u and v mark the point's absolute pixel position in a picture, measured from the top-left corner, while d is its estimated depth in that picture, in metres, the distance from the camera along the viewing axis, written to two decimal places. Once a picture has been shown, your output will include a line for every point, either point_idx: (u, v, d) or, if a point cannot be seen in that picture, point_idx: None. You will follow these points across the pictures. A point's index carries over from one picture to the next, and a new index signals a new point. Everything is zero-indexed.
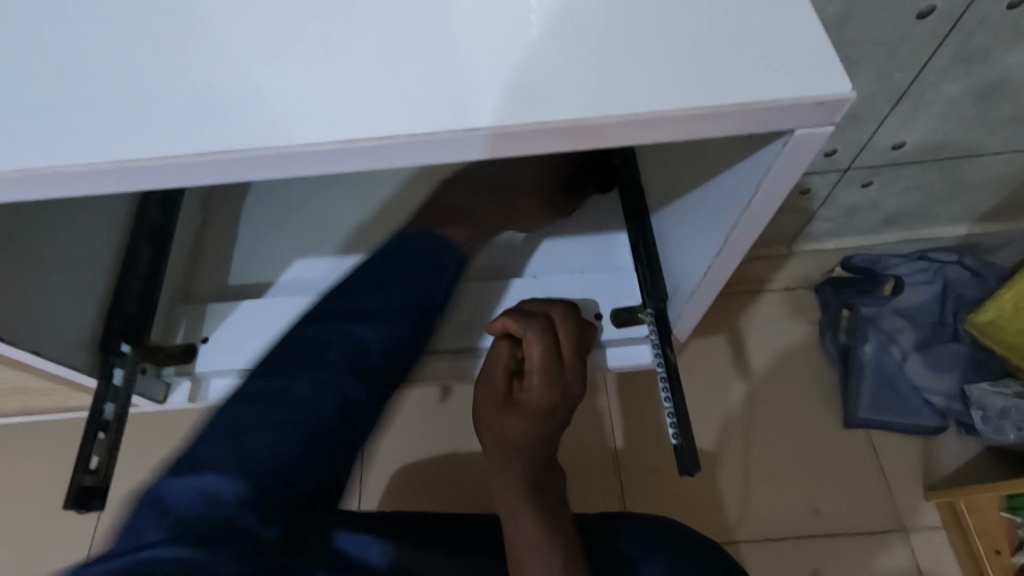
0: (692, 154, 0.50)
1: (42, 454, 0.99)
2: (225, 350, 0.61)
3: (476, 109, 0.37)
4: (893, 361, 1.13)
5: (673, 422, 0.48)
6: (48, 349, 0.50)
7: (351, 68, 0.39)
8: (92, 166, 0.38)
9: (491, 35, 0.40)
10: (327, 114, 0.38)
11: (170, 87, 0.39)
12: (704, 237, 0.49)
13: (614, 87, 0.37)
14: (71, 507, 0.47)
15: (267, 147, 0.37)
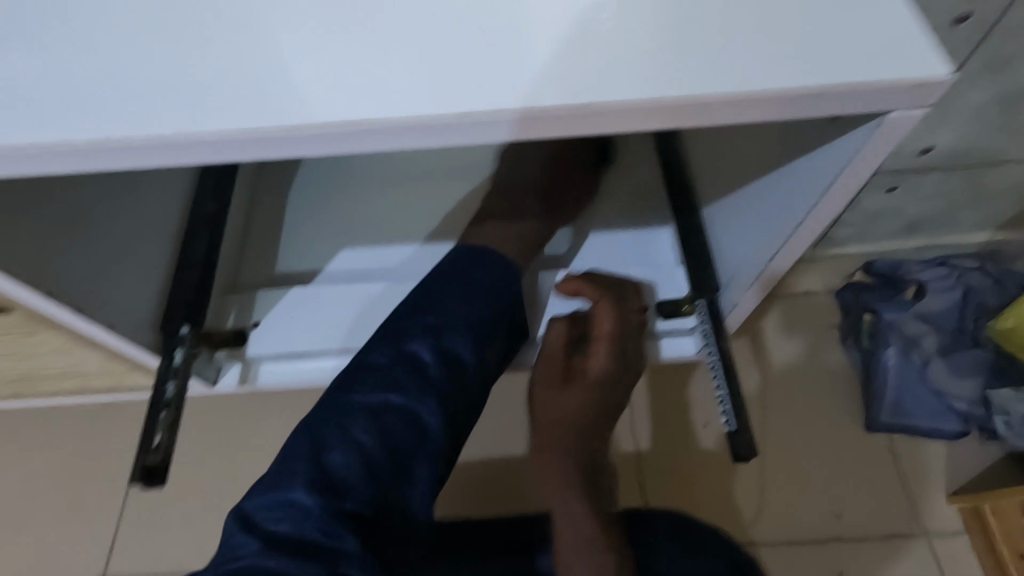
0: (752, 145, 0.51)
1: (72, 439, 1.01)
2: (276, 336, 0.63)
3: (553, 92, 0.38)
4: (914, 368, 1.12)
5: (728, 409, 0.49)
6: (118, 325, 0.51)
7: (429, 48, 0.40)
8: (180, 137, 0.39)
9: (568, 17, 0.40)
10: (409, 92, 0.39)
11: (253, 64, 0.40)
12: (773, 223, 0.50)
13: (689, 72, 0.38)
14: (139, 483, 0.47)
15: (350, 122, 0.38)
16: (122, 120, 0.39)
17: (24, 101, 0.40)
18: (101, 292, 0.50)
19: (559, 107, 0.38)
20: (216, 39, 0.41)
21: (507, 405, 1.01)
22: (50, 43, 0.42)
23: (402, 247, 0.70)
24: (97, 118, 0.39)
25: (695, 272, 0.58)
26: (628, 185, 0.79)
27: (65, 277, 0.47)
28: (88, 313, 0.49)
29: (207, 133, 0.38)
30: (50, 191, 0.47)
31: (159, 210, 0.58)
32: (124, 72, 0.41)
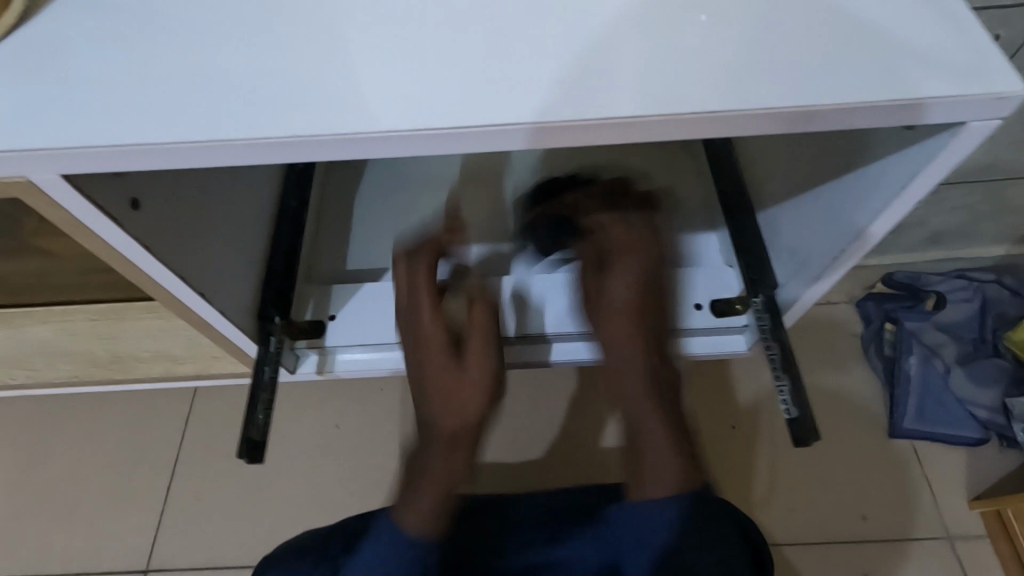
0: (819, 148, 0.55)
1: (122, 431, 1.06)
2: (350, 327, 0.67)
3: (652, 100, 0.41)
4: (937, 374, 1.16)
5: (788, 395, 0.52)
6: (232, 313, 0.54)
7: (501, 60, 0.42)
8: (281, 137, 0.39)
9: (661, 32, 0.44)
10: (514, 96, 0.41)
11: (358, 69, 0.41)
12: (846, 221, 0.54)
13: (777, 83, 0.41)
14: (244, 457, 0.51)
15: (462, 125, 0.40)
16: (230, 115, 0.39)
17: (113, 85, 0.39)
18: (223, 280, 0.53)
19: (613, 117, 0.40)
20: (312, 40, 0.42)
21: (543, 408, 1.01)
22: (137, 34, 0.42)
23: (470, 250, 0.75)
24: (202, 113, 0.39)
25: (752, 269, 0.61)
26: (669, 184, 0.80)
27: (195, 258, 0.49)
28: (213, 299, 0.51)
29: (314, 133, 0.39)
30: (183, 180, 0.49)
31: (253, 199, 0.61)
32: (199, 61, 0.41)
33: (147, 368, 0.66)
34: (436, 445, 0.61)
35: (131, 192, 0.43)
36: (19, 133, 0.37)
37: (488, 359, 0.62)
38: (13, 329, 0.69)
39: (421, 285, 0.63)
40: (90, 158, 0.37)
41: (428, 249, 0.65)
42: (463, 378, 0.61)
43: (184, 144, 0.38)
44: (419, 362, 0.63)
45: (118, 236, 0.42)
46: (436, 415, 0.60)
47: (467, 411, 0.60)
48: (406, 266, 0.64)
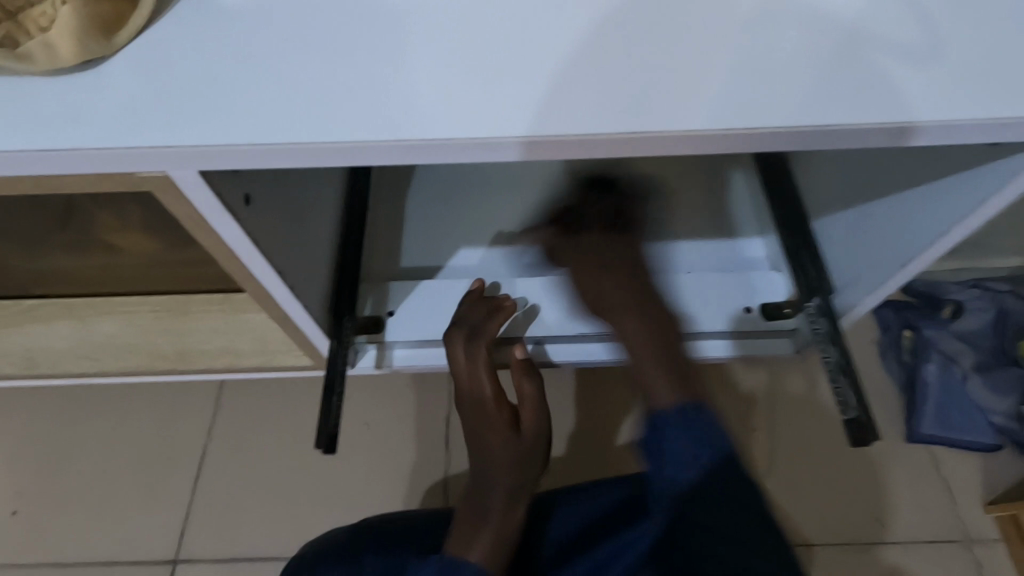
0: (880, 165, 0.57)
1: (149, 424, 1.06)
2: (413, 326, 0.70)
3: (744, 109, 0.41)
4: (956, 381, 1.17)
5: (852, 400, 0.54)
6: (312, 306, 0.56)
7: (567, 68, 0.42)
8: (373, 142, 0.38)
9: (749, 36, 0.43)
10: (607, 104, 0.41)
11: (447, 68, 0.41)
12: (907, 232, 0.55)
13: (870, 90, 0.41)
14: (323, 449, 0.53)
15: (558, 132, 0.40)
16: (329, 117, 0.39)
17: (238, 80, 0.39)
18: (304, 272, 0.54)
19: (624, 133, 0.40)
20: (400, 37, 0.42)
21: (567, 405, 0.98)
22: (224, 27, 0.41)
23: (525, 251, 0.77)
24: (300, 114, 0.38)
25: (811, 276, 0.63)
26: (688, 193, 0.79)
27: (290, 252, 0.51)
28: (298, 292, 0.53)
29: (407, 137, 0.38)
30: (282, 179, 0.51)
31: (324, 197, 0.62)
32: (290, 58, 0.40)
33: (211, 359, 0.70)
34: (499, 492, 0.65)
35: (244, 189, 0.44)
36: (140, 131, 0.36)
37: (539, 426, 0.70)
38: (78, 320, 0.71)
39: (483, 363, 0.68)
40: (210, 156, 0.37)
41: (481, 330, 0.68)
42: (524, 448, 0.67)
43: (288, 148, 0.38)
44: (483, 429, 0.68)
45: (235, 232, 0.43)
46: (502, 479, 0.65)
47: (528, 470, 0.67)
48: (466, 347, 0.67)
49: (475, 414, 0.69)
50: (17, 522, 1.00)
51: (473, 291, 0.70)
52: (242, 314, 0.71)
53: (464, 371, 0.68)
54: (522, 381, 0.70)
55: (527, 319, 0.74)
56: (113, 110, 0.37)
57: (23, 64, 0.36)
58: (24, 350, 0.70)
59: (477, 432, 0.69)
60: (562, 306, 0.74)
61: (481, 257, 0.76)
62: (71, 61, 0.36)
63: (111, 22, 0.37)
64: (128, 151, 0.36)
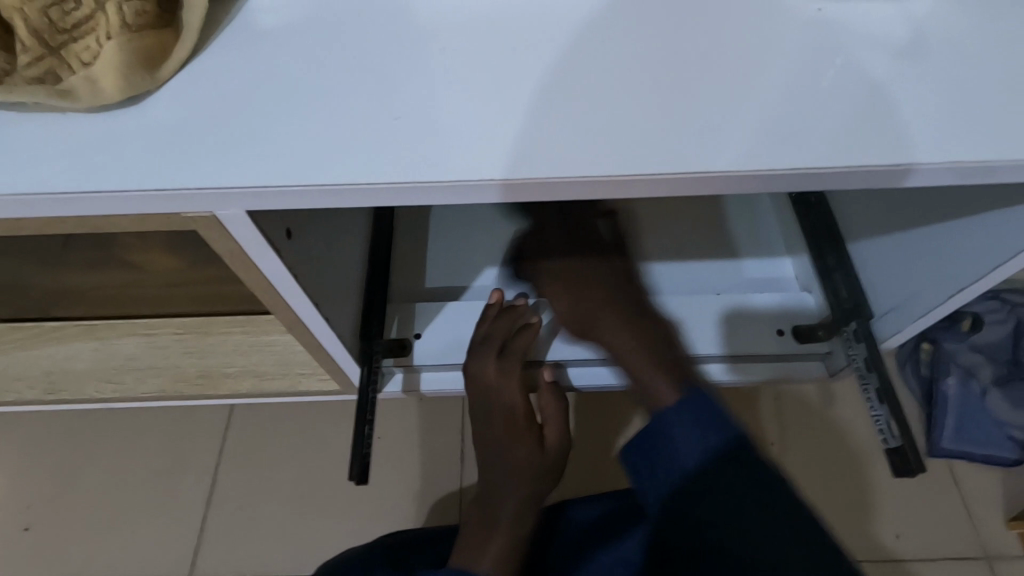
0: (916, 197, 0.56)
1: (163, 439, 1.05)
2: (440, 346, 0.70)
3: (794, 145, 0.38)
4: (974, 397, 1.06)
5: (891, 428, 0.54)
6: (343, 333, 0.55)
7: (611, 95, 0.39)
8: (398, 182, 0.36)
9: (801, 63, 0.41)
10: (652, 138, 0.38)
11: (488, 98, 0.39)
12: (949, 265, 0.54)
13: (926, 123, 0.39)
14: (356, 480, 0.53)
15: (599, 171, 0.37)
16: (363, 154, 0.37)
17: (288, 114, 0.38)
18: (334, 296, 0.53)
19: (634, 174, 0.37)
20: (438, 63, 0.40)
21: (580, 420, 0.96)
22: (257, 59, 0.39)
23: None
24: (333, 155, 0.37)
25: (849, 304, 0.63)
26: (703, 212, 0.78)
27: (322, 277, 0.50)
28: (330, 318, 0.51)
29: (436, 174, 0.37)
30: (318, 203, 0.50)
31: (355, 220, 0.61)
32: (324, 90, 0.38)
33: (236, 382, 0.69)
34: (513, 500, 0.64)
35: (286, 223, 0.43)
36: (185, 169, 0.35)
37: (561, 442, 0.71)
38: (97, 340, 0.70)
39: (516, 378, 0.68)
40: (263, 196, 0.36)
41: (511, 346, 0.68)
42: (546, 462, 0.68)
43: (315, 189, 0.36)
44: (509, 439, 0.67)
45: (277, 266, 0.42)
46: (523, 487, 0.65)
47: (544, 484, 0.67)
48: (497, 364, 0.67)
49: (499, 418, 0.68)
50: (28, 537, 0.99)
51: (494, 304, 0.69)
52: (266, 336, 0.70)
53: (495, 383, 0.67)
54: (547, 401, 0.70)
55: (548, 336, 0.74)
56: (146, 147, 0.36)
57: (67, 100, 0.35)
58: (45, 372, 0.69)
59: (501, 437, 0.67)
60: (582, 327, 0.73)
61: (492, 276, 0.75)
62: (114, 98, 0.35)
63: (155, 55, 0.36)
64: (176, 192, 0.35)
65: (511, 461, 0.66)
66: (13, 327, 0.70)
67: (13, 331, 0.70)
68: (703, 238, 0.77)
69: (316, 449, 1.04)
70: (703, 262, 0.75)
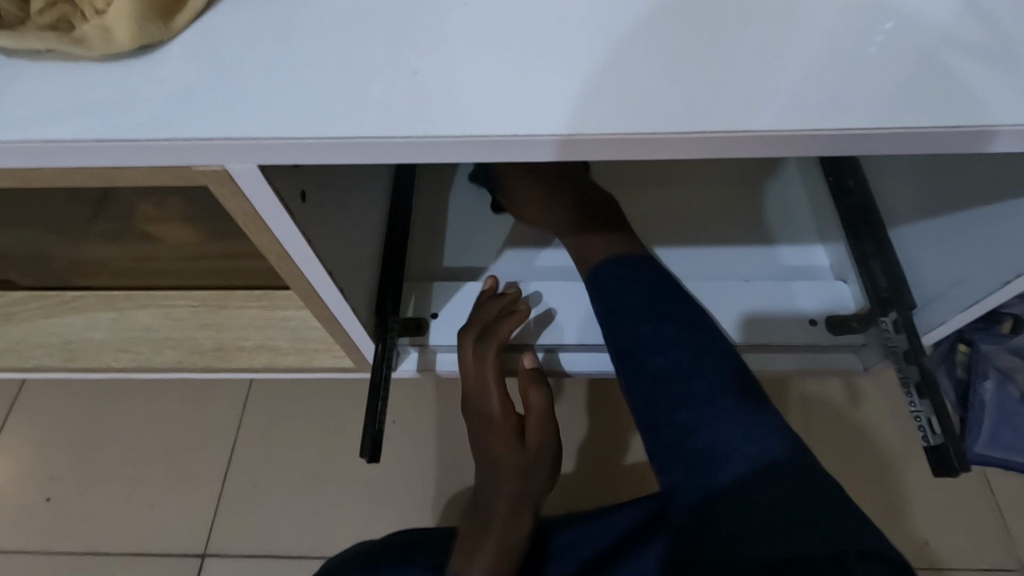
0: (961, 178, 0.53)
1: (180, 415, 1.06)
2: (454, 326, 0.68)
3: (833, 106, 0.36)
4: (1013, 402, 1.00)
5: (932, 425, 0.51)
6: (358, 308, 0.54)
7: (636, 52, 0.37)
8: (410, 138, 0.35)
9: (843, 20, 0.38)
10: (680, 97, 0.36)
11: (507, 56, 0.37)
12: (994, 254, 0.51)
13: (979, 87, 0.36)
14: (367, 455, 0.51)
15: (624, 130, 0.35)
16: (376, 106, 0.35)
17: (300, 65, 0.36)
18: (349, 266, 0.52)
19: (663, 134, 0.35)
20: (456, 19, 0.38)
21: (595, 410, 0.94)
22: (271, 9, 0.38)
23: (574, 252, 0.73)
24: (345, 107, 0.35)
25: (888, 289, 0.59)
26: (731, 195, 0.76)
27: (337, 247, 0.49)
28: (345, 291, 0.50)
29: (450, 129, 0.35)
30: (334, 172, 0.49)
31: (372, 193, 0.60)
32: (338, 41, 0.37)
33: (250, 356, 0.68)
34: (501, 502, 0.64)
35: (299, 184, 0.42)
36: (199, 120, 0.34)
37: (547, 436, 0.67)
38: (115, 312, 0.70)
39: (488, 369, 0.65)
40: (281, 149, 0.35)
41: (493, 330, 0.64)
42: (528, 460, 0.66)
43: (326, 141, 0.35)
44: (489, 439, 0.67)
45: (288, 229, 0.41)
46: (506, 490, 0.64)
47: (532, 482, 0.65)
48: (475, 350, 0.64)
49: (479, 417, 0.68)
50: (50, 508, 1.00)
51: (487, 291, 0.67)
52: (281, 312, 0.69)
53: (472, 374, 0.66)
54: (529, 391, 0.66)
55: (539, 324, 0.69)
56: (156, 96, 0.35)
57: (79, 47, 0.34)
58: (62, 341, 0.69)
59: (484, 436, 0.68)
60: (584, 312, 0.69)
61: (509, 257, 0.73)
62: (127, 45, 0.34)
63: (169, 5, 0.36)
64: (186, 142, 0.34)
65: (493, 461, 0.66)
66: (33, 296, 0.71)
67: (32, 300, 0.70)
68: (730, 221, 0.74)
69: (329, 430, 1.03)
70: (729, 248, 0.72)
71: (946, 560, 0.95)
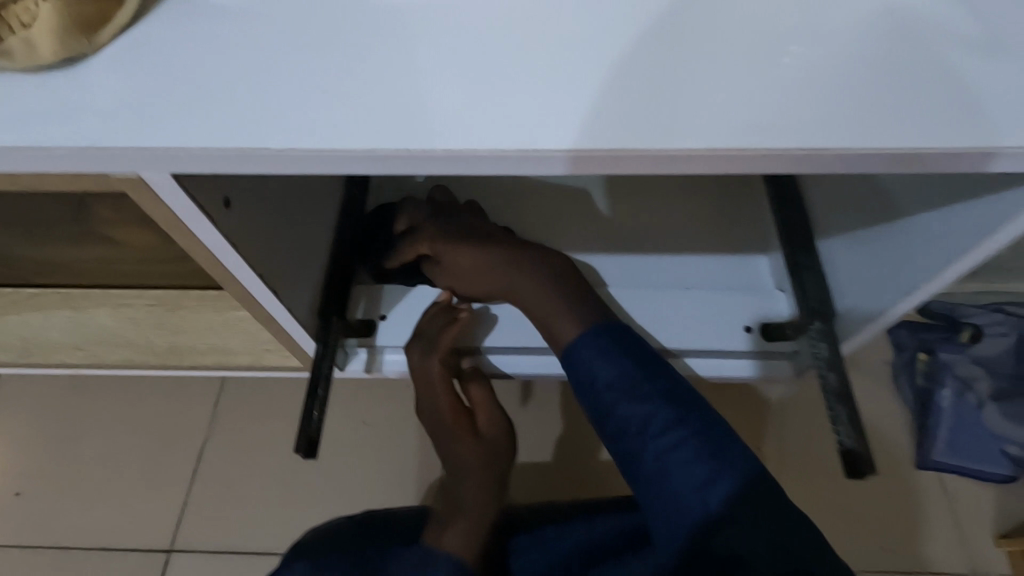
0: (875, 198, 0.56)
1: (149, 412, 1.07)
2: (403, 327, 0.70)
3: (717, 127, 0.37)
4: (969, 410, 1.01)
5: (848, 430, 0.53)
6: (297, 309, 0.56)
7: (541, 73, 0.39)
8: (315, 151, 0.36)
9: (736, 46, 0.40)
10: (575, 116, 0.38)
11: (418, 74, 0.39)
12: (897, 270, 0.54)
13: (857, 113, 0.37)
14: (300, 452, 0.53)
15: (521, 147, 0.37)
16: (285, 121, 0.37)
17: (212, 79, 0.38)
18: (286, 270, 0.53)
19: (560, 151, 0.37)
20: (373, 37, 0.40)
21: (556, 413, 0.96)
22: (193, 27, 0.40)
23: None
24: (253, 118, 0.37)
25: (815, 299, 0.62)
26: (681, 207, 0.78)
27: (273, 251, 0.51)
28: (281, 294, 0.52)
29: (358, 143, 0.36)
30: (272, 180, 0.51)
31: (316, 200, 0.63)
32: (254, 57, 0.39)
33: (203, 355, 0.71)
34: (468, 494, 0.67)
35: (224, 191, 0.44)
36: (115, 130, 0.36)
37: (496, 423, 0.72)
38: (75, 310, 0.72)
39: (437, 378, 0.67)
40: (203, 160, 0.37)
41: (436, 342, 0.65)
42: (485, 450, 0.69)
43: (235, 153, 0.36)
44: (443, 437, 0.70)
45: (215, 234, 0.43)
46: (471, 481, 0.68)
47: (493, 469, 0.69)
48: (419, 360, 0.66)
49: (433, 418, 0.70)
50: (18, 504, 1.01)
51: (441, 303, 0.67)
52: (235, 312, 0.71)
53: (422, 382, 0.67)
54: (472, 387, 0.70)
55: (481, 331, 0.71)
56: (76, 107, 0.37)
57: (3, 60, 0.36)
58: (23, 338, 0.72)
59: (441, 436, 0.70)
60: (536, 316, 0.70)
61: None
62: (49, 57, 0.37)
63: (94, 20, 0.38)
64: (100, 152, 0.36)
65: (454, 458, 0.69)
66: None
67: None
68: (677, 232, 0.76)
69: (294, 429, 1.05)
70: (676, 257, 0.75)
71: (901, 565, 0.96)
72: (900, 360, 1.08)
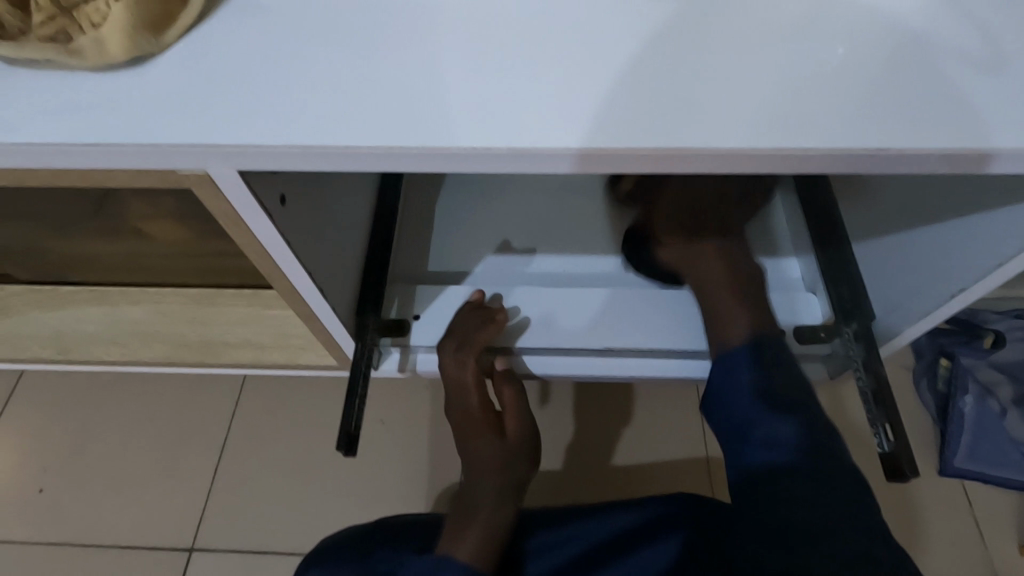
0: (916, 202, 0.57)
1: (172, 409, 1.08)
2: (435, 327, 0.70)
3: (772, 126, 0.38)
4: (992, 416, 0.99)
5: (886, 434, 0.53)
6: (337, 307, 0.56)
7: (593, 74, 0.40)
8: (371, 146, 0.37)
9: (789, 49, 0.41)
10: (631, 114, 0.38)
11: (472, 73, 0.39)
12: (942, 273, 0.55)
13: (908, 114, 0.38)
14: (342, 450, 0.54)
15: (574, 145, 0.37)
16: (344, 119, 0.38)
17: (272, 77, 0.39)
18: (328, 267, 0.54)
19: (613, 147, 0.37)
20: (425, 39, 0.41)
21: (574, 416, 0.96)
22: (251, 28, 0.41)
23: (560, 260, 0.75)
24: (311, 114, 0.38)
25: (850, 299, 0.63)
26: None
27: (317, 248, 0.52)
28: (324, 290, 0.53)
29: (412, 140, 0.37)
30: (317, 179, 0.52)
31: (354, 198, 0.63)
32: (311, 57, 0.40)
33: (233, 352, 0.72)
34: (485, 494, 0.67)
35: (279, 189, 0.45)
36: (181, 125, 0.37)
37: (520, 429, 0.72)
38: (109, 307, 0.73)
39: (469, 378, 0.67)
40: (265, 155, 0.37)
41: (471, 340, 0.65)
42: (506, 452, 0.70)
43: (295, 149, 0.37)
44: (465, 436, 0.70)
45: (268, 229, 0.44)
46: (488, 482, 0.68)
47: (511, 473, 0.70)
48: (453, 357, 0.66)
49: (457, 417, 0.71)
50: (42, 499, 1.02)
51: (472, 302, 0.68)
52: (267, 310, 0.72)
53: (453, 379, 0.68)
54: (502, 390, 0.70)
55: (515, 333, 0.70)
56: (142, 103, 0.38)
57: (73, 58, 0.37)
58: (58, 333, 0.72)
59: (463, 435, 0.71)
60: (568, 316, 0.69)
61: (489, 262, 0.75)
62: (118, 56, 0.37)
63: (160, 20, 0.39)
64: (165, 146, 0.36)
65: (474, 458, 0.70)
66: (32, 289, 0.74)
67: (31, 293, 0.74)
68: None
69: (315, 428, 1.06)
70: None
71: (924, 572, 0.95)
72: (921, 365, 1.07)
